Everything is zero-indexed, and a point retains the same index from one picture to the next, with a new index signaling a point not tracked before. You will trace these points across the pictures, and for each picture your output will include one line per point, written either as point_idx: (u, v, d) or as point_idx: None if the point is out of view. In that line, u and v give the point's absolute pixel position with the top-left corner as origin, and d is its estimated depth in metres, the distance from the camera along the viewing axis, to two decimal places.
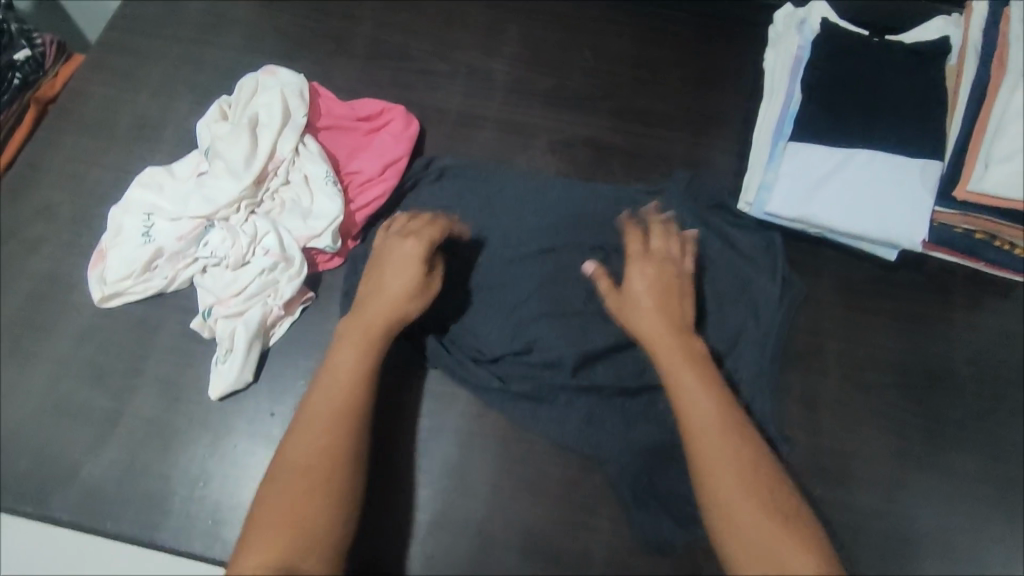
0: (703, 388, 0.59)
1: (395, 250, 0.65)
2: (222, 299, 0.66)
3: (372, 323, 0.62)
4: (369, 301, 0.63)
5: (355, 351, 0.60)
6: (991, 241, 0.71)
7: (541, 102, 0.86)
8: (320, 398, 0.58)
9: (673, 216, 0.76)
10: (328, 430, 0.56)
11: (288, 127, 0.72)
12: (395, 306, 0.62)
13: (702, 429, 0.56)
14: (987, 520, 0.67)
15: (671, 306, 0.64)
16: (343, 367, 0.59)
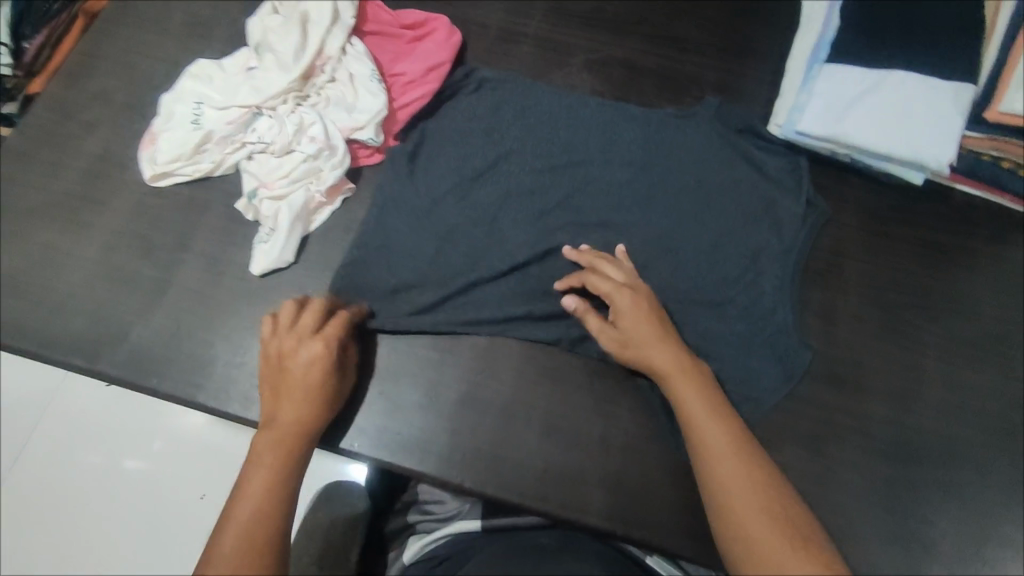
0: (703, 401, 0.60)
1: (301, 350, 0.63)
2: (266, 183, 0.73)
3: (288, 417, 0.61)
4: (275, 413, 0.61)
5: (273, 453, 0.59)
6: (1017, 171, 0.74)
7: (579, 23, 0.88)
8: (255, 483, 0.57)
9: (703, 137, 0.81)
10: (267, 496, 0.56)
11: (338, 26, 0.78)
12: (296, 402, 0.62)
13: (733, 469, 0.56)
14: (994, 432, 0.70)
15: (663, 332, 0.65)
16: (256, 468, 0.58)
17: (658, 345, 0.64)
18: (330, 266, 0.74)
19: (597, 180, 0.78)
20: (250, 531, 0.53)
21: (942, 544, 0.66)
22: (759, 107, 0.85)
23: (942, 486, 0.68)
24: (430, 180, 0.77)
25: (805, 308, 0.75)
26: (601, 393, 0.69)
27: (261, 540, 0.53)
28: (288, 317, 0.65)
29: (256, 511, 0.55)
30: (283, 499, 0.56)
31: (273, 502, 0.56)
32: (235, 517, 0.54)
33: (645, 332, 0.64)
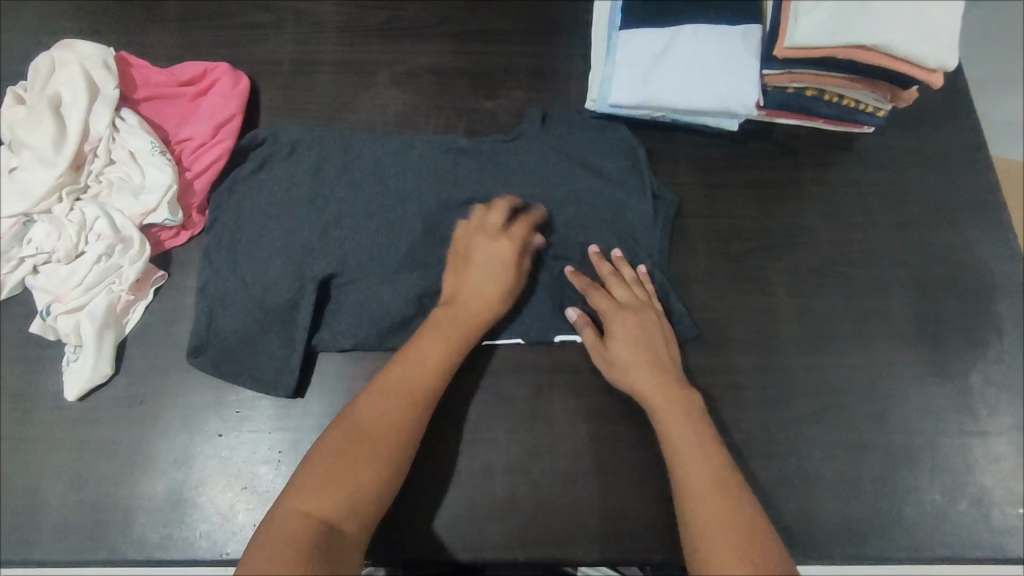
0: (693, 438, 0.58)
1: (484, 257, 0.67)
2: (59, 296, 0.65)
3: (471, 310, 0.65)
4: (463, 289, 0.66)
5: (437, 350, 0.62)
6: (821, 96, 0.77)
7: (377, 37, 0.83)
8: (390, 385, 0.59)
9: (536, 159, 0.76)
10: (399, 400, 0.58)
11: (98, 102, 0.70)
12: (482, 307, 0.65)
13: (688, 470, 0.56)
14: (851, 352, 0.73)
15: (649, 371, 0.62)
16: (417, 367, 0.61)
17: (648, 379, 0.62)
18: (156, 366, 0.67)
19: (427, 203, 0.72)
20: (376, 429, 0.57)
21: (824, 473, 0.68)
22: (574, 84, 0.83)
23: (816, 417, 0.70)
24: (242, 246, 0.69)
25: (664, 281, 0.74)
26: (473, 421, 0.67)
27: (380, 442, 0.56)
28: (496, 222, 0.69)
29: (382, 413, 0.58)
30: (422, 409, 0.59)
31: (407, 409, 0.58)
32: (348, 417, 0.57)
33: (622, 349, 0.64)
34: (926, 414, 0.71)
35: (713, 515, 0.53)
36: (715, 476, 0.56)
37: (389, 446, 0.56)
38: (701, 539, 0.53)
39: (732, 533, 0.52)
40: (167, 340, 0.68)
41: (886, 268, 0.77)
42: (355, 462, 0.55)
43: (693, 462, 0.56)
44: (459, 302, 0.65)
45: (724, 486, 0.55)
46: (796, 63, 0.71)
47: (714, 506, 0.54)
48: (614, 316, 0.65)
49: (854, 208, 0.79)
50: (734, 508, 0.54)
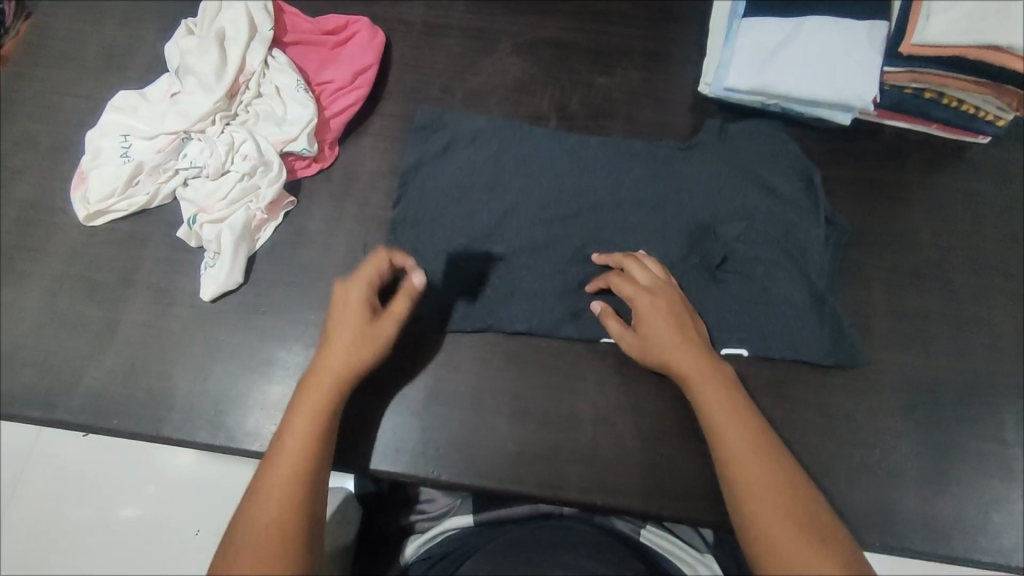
0: (742, 436, 0.57)
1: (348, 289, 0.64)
2: (205, 208, 0.73)
3: (343, 342, 0.61)
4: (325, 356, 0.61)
5: (321, 388, 0.59)
6: (939, 99, 0.77)
7: (503, 8, 0.88)
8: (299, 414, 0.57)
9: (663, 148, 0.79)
10: (303, 451, 0.56)
11: (256, 40, 0.78)
12: (359, 336, 0.62)
13: (743, 459, 0.56)
14: (947, 355, 0.72)
15: (696, 363, 0.62)
16: (294, 446, 0.56)
17: (690, 363, 0.62)
18: (279, 282, 0.73)
19: (555, 168, 0.78)
20: (299, 457, 0.55)
21: (908, 469, 0.68)
22: (688, 68, 0.86)
23: (905, 413, 0.70)
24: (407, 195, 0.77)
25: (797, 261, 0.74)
26: (565, 370, 0.70)
27: (303, 473, 0.55)
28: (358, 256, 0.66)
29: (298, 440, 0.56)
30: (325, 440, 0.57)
31: (314, 439, 0.57)
32: (282, 441, 0.56)
33: (654, 327, 0.64)
34: (1021, 427, 0.70)
35: (774, 509, 0.53)
36: (774, 474, 0.55)
37: (314, 476, 0.55)
38: (761, 531, 0.53)
39: (794, 525, 0.52)
40: (291, 260, 0.74)
41: (989, 278, 0.76)
42: (295, 479, 0.54)
43: (748, 457, 0.56)
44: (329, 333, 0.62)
45: (782, 485, 0.55)
46: (920, 61, 0.72)
47: (765, 495, 0.54)
48: (638, 296, 0.66)
49: (961, 216, 0.79)
50: (795, 504, 0.54)
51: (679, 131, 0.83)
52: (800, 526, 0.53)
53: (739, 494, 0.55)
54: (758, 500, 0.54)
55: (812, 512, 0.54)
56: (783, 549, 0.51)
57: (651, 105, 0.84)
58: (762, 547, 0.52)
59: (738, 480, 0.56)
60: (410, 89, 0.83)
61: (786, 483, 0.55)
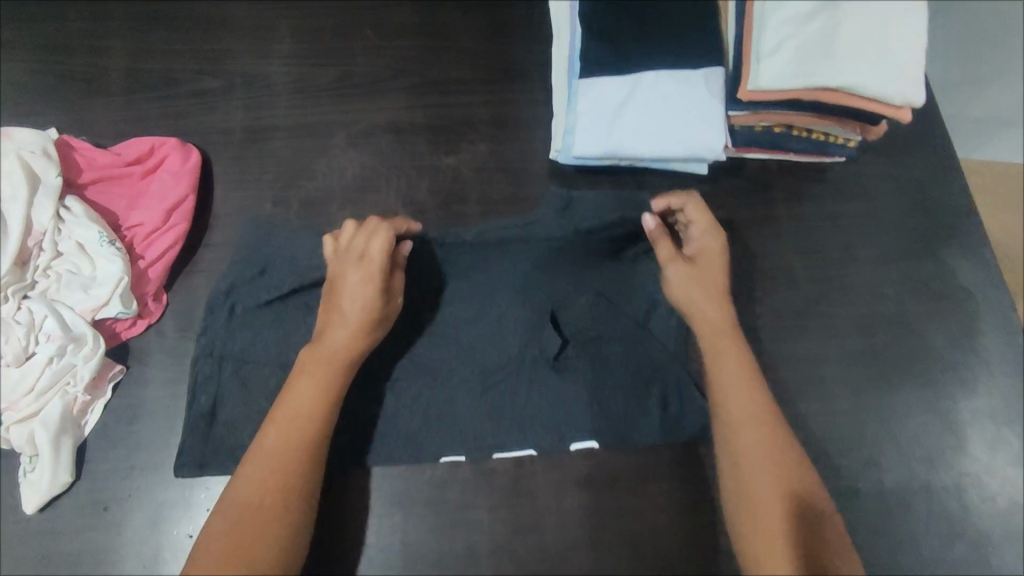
0: (750, 418, 0.62)
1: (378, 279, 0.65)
2: (9, 404, 0.62)
3: (332, 362, 0.62)
4: (319, 347, 0.63)
5: (293, 408, 0.60)
6: (790, 132, 0.75)
7: (330, 96, 0.80)
8: (279, 424, 0.60)
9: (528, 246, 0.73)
10: (286, 445, 0.59)
11: (41, 193, 0.67)
12: (348, 353, 0.63)
13: (742, 421, 0.62)
14: (836, 395, 0.72)
15: (725, 340, 0.66)
16: (281, 437, 0.59)
17: (711, 328, 0.67)
18: (117, 468, 0.64)
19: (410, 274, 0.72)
20: (273, 474, 0.58)
21: None
22: (538, 130, 0.81)
23: None
24: (258, 338, 0.68)
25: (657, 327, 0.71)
26: (457, 502, 0.65)
27: (278, 489, 0.58)
28: (362, 242, 0.66)
29: (276, 458, 0.59)
30: (297, 466, 0.59)
31: (292, 451, 0.59)
32: (260, 452, 0.59)
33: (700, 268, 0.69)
34: (919, 454, 0.70)
35: (775, 500, 0.59)
36: (780, 460, 0.61)
37: (296, 481, 0.58)
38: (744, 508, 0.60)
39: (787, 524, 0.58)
40: (128, 439, 0.66)
41: (865, 303, 0.76)
42: (277, 471, 0.58)
43: (755, 443, 0.61)
44: (348, 329, 0.64)
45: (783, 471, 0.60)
46: (761, 104, 0.70)
47: (763, 463, 0.60)
48: (703, 236, 0.70)
49: (830, 243, 0.78)
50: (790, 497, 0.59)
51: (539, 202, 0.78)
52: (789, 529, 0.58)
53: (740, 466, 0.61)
54: (758, 482, 0.60)
55: (802, 483, 0.60)
56: (762, 538, 0.58)
57: (506, 179, 0.78)
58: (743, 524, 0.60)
59: (740, 445, 0.61)
60: (239, 208, 0.75)
61: (783, 453, 0.61)
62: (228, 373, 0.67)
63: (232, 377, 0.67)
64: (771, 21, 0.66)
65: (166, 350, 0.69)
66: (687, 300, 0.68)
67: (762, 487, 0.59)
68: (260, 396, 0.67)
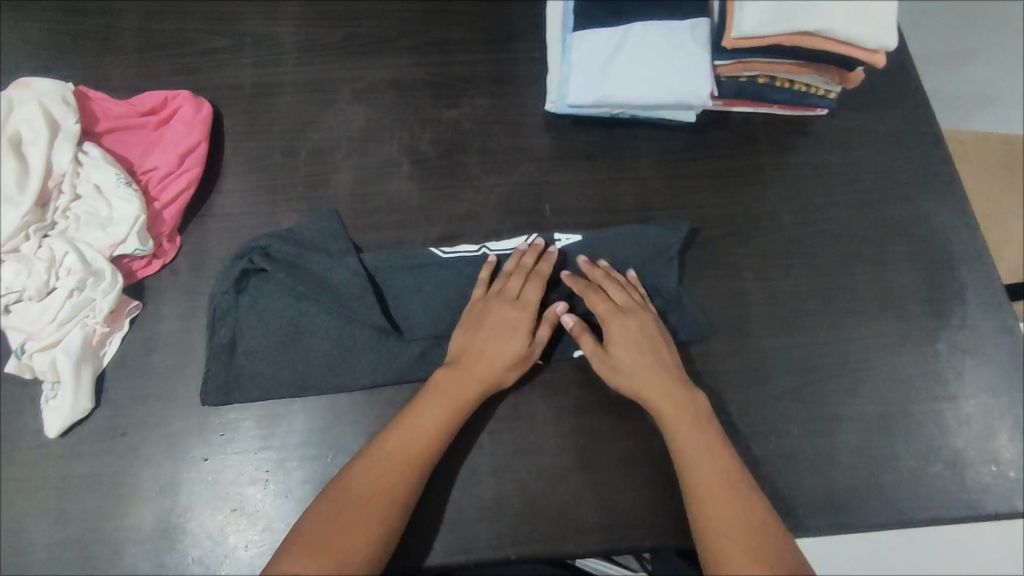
0: (671, 403, 0.65)
1: (516, 320, 0.68)
2: (33, 334, 0.65)
3: (466, 389, 0.64)
4: (472, 363, 0.66)
5: (431, 415, 0.63)
6: (772, 83, 0.79)
7: (336, 54, 0.84)
8: (387, 447, 0.61)
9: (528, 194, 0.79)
10: (403, 451, 0.61)
11: (61, 138, 0.70)
12: (478, 385, 0.65)
13: (700, 479, 0.61)
14: (819, 329, 0.75)
15: (641, 349, 0.67)
16: (404, 440, 0.61)
17: (654, 384, 0.66)
18: (134, 397, 0.67)
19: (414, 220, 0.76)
20: (382, 483, 0.59)
21: (803, 449, 0.70)
22: (534, 86, 0.84)
23: (792, 395, 0.73)
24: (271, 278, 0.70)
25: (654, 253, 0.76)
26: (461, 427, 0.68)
27: (389, 489, 0.59)
28: (519, 290, 0.69)
29: (386, 471, 0.60)
30: (410, 475, 0.60)
31: (404, 467, 0.60)
32: (381, 449, 0.61)
33: (629, 354, 0.67)
34: (899, 385, 0.73)
35: (713, 479, 0.61)
36: (734, 495, 0.60)
37: (402, 487, 0.59)
38: (696, 492, 0.61)
39: (728, 497, 0.60)
40: (145, 370, 0.69)
41: (848, 246, 0.80)
42: (395, 467, 0.60)
43: (691, 433, 0.63)
44: (473, 367, 0.65)
45: (716, 458, 0.62)
46: (745, 52, 0.74)
47: (726, 519, 0.59)
48: (616, 321, 0.68)
49: (813, 190, 0.82)
50: (731, 477, 0.61)
51: (536, 152, 0.81)
52: (731, 503, 0.59)
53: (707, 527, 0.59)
54: (698, 465, 0.62)
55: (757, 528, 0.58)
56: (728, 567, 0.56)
57: (504, 131, 0.82)
58: (695, 509, 0.60)
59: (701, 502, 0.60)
60: (248, 158, 0.79)
61: (739, 501, 0.60)
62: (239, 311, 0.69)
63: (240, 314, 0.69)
64: None
65: (179, 289, 0.72)
66: (620, 360, 0.67)
67: (725, 546, 0.57)
68: (277, 326, 0.69)
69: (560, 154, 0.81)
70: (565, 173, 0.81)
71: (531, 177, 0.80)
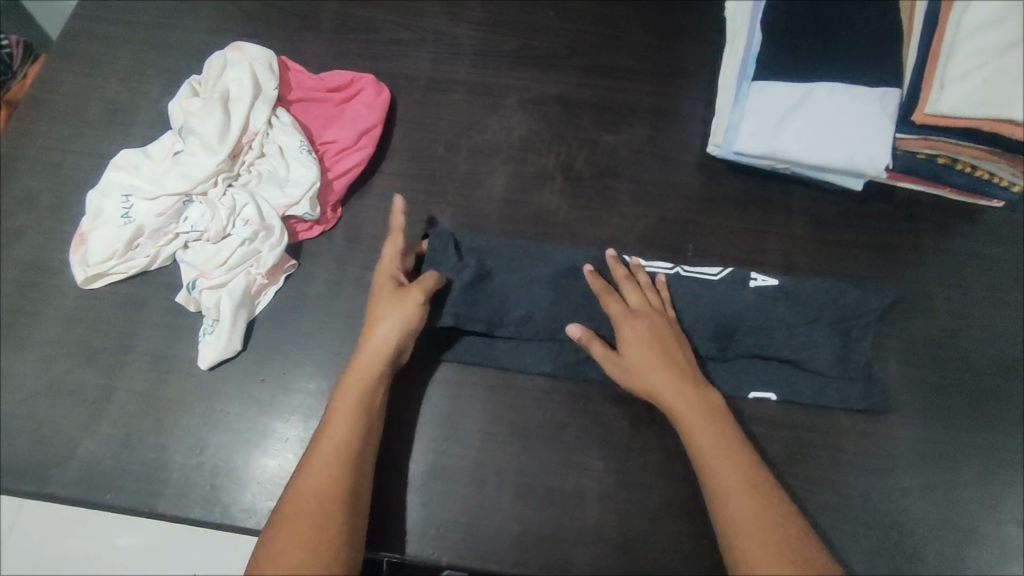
0: (687, 401, 0.63)
1: (387, 319, 0.64)
2: (204, 272, 0.71)
3: (359, 372, 0.63)
4: (363, 345, 0.64)
5: (347, 403, 0.61)
6: (953, 165, 0.75)
7: (509, 63, 0.87)
8: (335, 424, 0.60)
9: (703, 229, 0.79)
10: (348, 426, 0.60)
11: (260, 100, 0.76)
12: (370, 366, 0.63)
13: (724, 485, 0.58)
14: (959, 429, 0.71)
15: (656, 350, 0.66)
16: (342, 419, 0.60)
17: (673, 388, 0.64)
18: (277, 349, 0.72)
19: (559, 236, 0.79)
20: (338, 458, 0.58)
21: (924, 553, 0.67)
22: (696, 126, 0.85)
23: (920, 493, 0.69)
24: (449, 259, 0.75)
25: (813, 310, 0.73)
26: (572, 446, 0.68)
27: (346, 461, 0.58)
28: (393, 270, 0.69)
29: (339, 439, 0.59)
30: (351, 451, 0.59)
31: (353, 430, 0.60)
32: (332, 423, 0.60)
33: (633, 354, 0.66)
34: None
35: (746, 510, 0.56)
36: (757, 506, 0.57)
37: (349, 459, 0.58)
38: (734, 524, 0.56)
39: (764, 521, 0.56)
40: (290, 327, 0.73)
41: (1004, 349, 0.75)
42: (342, 443, 0.59)
43: (718, 458, 0.60)
44: (358, 359, 0.64)
45: (736, 455, 0.60)
46: (934, 130, 0.71)
47: (756, 527, 0.56)
48: (626, 320, 0.68)
49: (975, 282, 0.77)
50: (770, 512, 0.57)
51: (687, 190, 0.81)
52: (782, 540, 0.55)
53: (740, 530, 0.56)
54: (731, 487, 0.58)
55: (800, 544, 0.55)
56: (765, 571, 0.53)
57: (659, 164, 0.82)
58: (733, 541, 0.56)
59: (731, 508, 0.57)
60: (413, 146, 0.83)
61: (773, 509, 0.57)
62: None
63: None
64: (962, 47, 0.67)
65: (333, 257, 0.77)
66: (630, 358, 0.66)
67: (762, 552, 0.54)
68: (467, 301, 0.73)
69: (711, 197, 0.81)
70: (714, 217, 0.80)
71: (678, 214, 0.80)
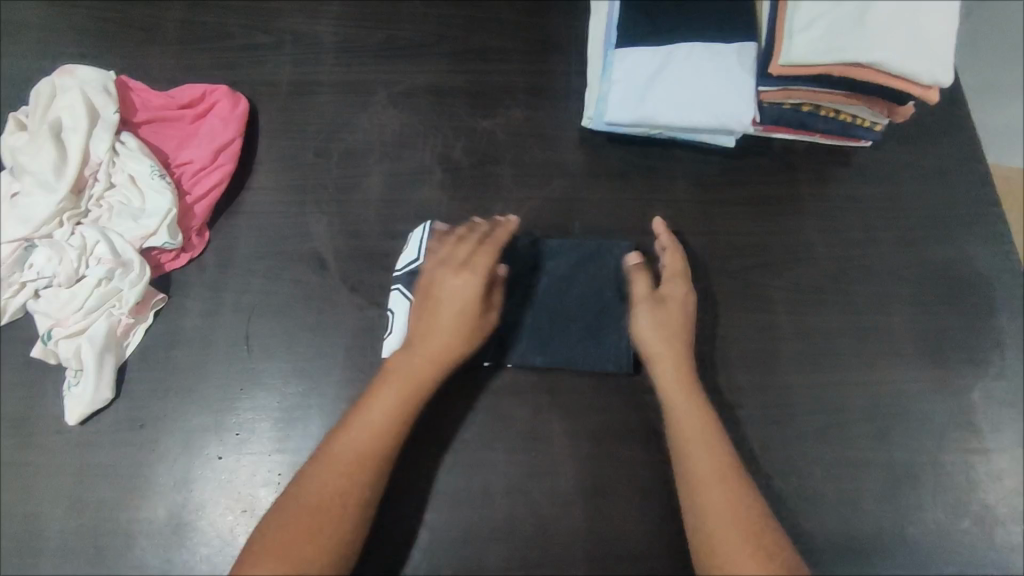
0: (678, 381, 0.64)
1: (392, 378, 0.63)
2: (60, 321, 0.66)
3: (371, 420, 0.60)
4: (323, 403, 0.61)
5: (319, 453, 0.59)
6: (817, 111, 0.76)
7: (375, 57, 0.83)
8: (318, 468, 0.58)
9: (588, 203, 0.79)
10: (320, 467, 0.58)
11: (99, 126, 0.70)
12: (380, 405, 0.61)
13: (696, 464, 0.60)
14: (849, 368, 0.74)
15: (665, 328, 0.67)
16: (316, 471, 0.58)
17: (670, 368, 0.65)
18: (154, 391, 0.68)
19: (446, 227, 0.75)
20: (315, 501, 0.56)
21: (824, 492, 0.70)
22: (571, 100, 0.83)
23: (818, 435, 0.71)
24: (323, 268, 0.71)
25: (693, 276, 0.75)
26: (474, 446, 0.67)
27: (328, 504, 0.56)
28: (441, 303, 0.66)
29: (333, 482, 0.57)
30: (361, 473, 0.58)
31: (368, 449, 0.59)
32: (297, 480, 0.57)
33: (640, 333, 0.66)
34: (928, 432, 0.72)
35: (719, 497, 0.57)
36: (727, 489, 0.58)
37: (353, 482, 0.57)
38: (701, 502, 0.58)
39: (727, 504, 0.57)
40: (165, 368, 0.69)
41: (883, 285, 0.77)
42: (341, 471, 0.58)
43: (697, 442, 0.61)
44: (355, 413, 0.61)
45: (713, 440, 0.61)
46: (793, 80, 0.71)
47: (723, 509, 0.57)
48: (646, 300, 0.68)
49: (852, 222, 0.80)
50: (737, 498, 0.58)
51: (569, 168, 0.80)
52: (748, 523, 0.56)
53: (706, 511, 0.57)
54: (704, 467, 0.59)
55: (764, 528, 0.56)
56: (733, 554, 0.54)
57: (538, 144, 0.81)
58: (703, 530, 0.57)
59: (699, 488, 0.59)
60: (281, 156, 0.79)
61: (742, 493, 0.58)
62: (262, 311, 0.71)
63: (265, 314, 0.71)
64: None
65: (204, 285, 0.72)
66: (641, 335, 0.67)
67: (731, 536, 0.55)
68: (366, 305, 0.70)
69: (592, 172, 0.80)
70: (598, 192, 0.79)
71: (561, 193, 0.79)
